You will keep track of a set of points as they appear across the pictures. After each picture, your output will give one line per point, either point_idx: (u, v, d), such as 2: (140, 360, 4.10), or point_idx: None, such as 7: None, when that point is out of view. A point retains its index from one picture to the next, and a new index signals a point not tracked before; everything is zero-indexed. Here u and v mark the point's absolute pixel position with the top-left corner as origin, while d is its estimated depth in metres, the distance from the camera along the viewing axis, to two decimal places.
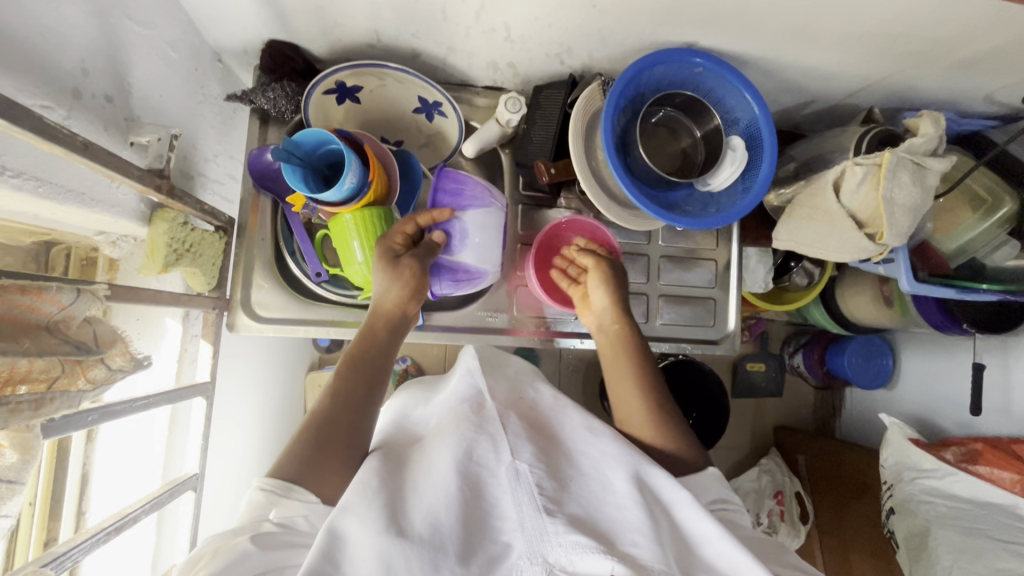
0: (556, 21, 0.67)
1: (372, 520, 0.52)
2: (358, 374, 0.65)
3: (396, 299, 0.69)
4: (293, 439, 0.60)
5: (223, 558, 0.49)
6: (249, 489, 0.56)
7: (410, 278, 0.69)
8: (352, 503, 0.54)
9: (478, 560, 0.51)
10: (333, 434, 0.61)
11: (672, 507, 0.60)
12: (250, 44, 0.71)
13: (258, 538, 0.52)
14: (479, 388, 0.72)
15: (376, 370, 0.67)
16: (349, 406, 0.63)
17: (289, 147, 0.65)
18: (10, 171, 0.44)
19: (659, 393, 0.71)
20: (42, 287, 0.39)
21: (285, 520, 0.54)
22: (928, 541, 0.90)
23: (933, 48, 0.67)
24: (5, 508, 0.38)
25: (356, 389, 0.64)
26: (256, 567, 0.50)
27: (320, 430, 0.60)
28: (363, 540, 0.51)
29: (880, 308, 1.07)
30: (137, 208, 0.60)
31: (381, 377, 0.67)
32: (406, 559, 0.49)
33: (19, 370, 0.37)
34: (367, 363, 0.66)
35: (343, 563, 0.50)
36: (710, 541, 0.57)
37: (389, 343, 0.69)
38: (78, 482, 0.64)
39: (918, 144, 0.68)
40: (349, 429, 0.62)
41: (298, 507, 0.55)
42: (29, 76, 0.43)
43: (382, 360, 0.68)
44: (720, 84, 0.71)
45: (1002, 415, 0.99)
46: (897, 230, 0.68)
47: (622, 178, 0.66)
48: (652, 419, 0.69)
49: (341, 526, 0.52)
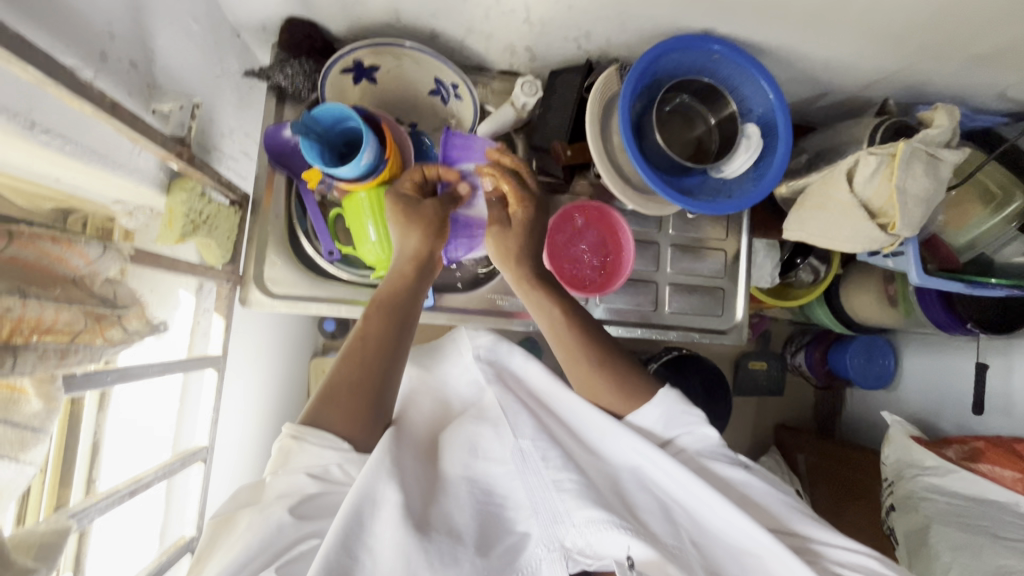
0: (575, 4, 0.67)
1: (389, 511, 0.52)
2: (388, 318, 0.63)
3: (417, 245, 0.68)
4: (321, 390, 0.59)
5: (260, 529, 0.51)
6: (280, 436, 0.56)
7: (427, 219, 0.69)
8: (369, 490, 0.53)
9: (495, 551, 0.54)
10: (365, 379, 0.59)
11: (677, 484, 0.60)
12: (270, 20, 0.71)
13: (297, 508, 0.53)
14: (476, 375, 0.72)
15: (407, 316, 0.65)
16: (380, 353, 0.61)
17: (308, 122, 0.66)
18: (39, 127, 0.44)
19: (596, 340, 0.68)
20: (72, 239, 0.40)
21: (317, 471, 0.55)
22: (928, 538, 0.90)
23: (949, 40, 0.68)
24: (28, 456, 0.38)
25: (387, 334, 0.62)
26: (281, 544, 0.51)
27: (354, 377, 0.59)
28: (383, 532, 0.51)
29: (884, 306, 1.08)
30: (155, 175, 0.60)
31: (412, 325, 0.65)
32: (428, 551, 0.51)
33: (47, 319, 0.37)
34: (397, 309, 0.64)
35: (360, 551, 0.50)
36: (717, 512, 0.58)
37: (421, 289, 0.67)
38: (89, 451, 0.59)
39: (934, 136, 0.69)
40: (377, 379, 0.60)
41: (332, 455, 0.55)
42: (60, 35, 0.44)
43: (415, 308, 0.66)
44: (737, 72, 0.71)
45: (1004, 414, 0.99)
46: (909, 221, 0.69)
47: (639, 163, 0.67)
48: (596, 375, 0.67)
49: (361, 508, 0.52)
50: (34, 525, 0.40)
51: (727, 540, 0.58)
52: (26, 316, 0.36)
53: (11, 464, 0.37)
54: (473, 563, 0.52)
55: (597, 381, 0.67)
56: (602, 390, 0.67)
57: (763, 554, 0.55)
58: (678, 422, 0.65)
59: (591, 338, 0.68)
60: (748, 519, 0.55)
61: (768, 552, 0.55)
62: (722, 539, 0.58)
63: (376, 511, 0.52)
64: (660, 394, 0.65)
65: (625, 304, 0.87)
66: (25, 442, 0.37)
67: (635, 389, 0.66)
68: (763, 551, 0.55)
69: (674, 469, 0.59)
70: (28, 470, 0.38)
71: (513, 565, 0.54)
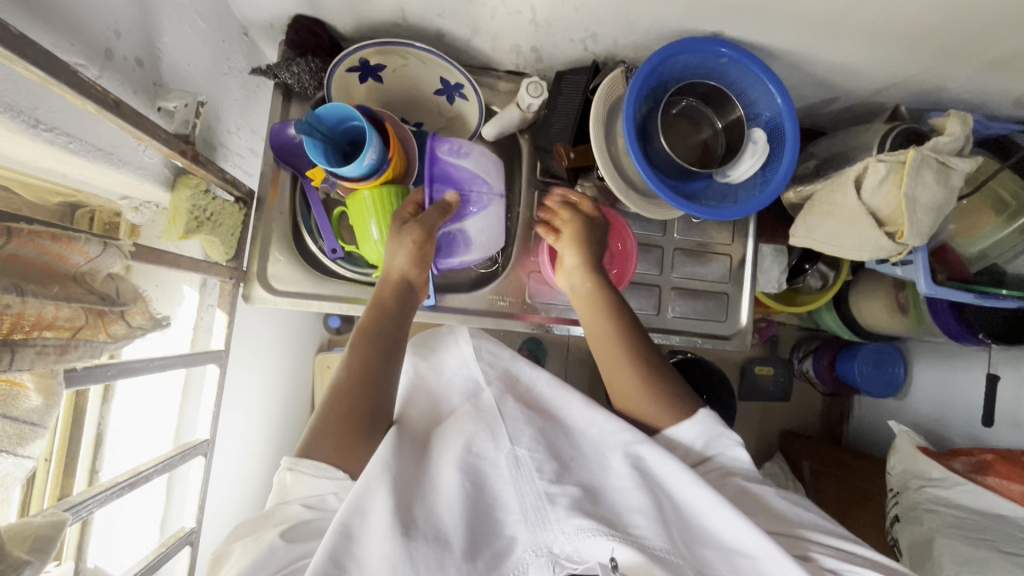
0: (581, 5, 0.67)
1: (379, 521, 0.53)
2: (374, 340, 0.66)
3: (403, 266, 0.70)
4: (318, 413, 0.61)
5: (253, 554, 0.51)
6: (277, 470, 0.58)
7: (413, 243, 0.69)
8: (359, 503, 0.53)
9: (483, 555, 0.53)
10: (358, 405, 0.62)
11: (669, 479, 0.60)
12: (277, 18, 0.71)
13: (288, 532, 0.53)
14: (477, 380, 0.73)
15: (393, 338, 0.67)
16: (371, 381, 0.63)
17: (312, 120, 0.67)
18: (43, 125, 0.45)
19: (641, 348, 0.71)
20: (71, 237, 0.40)
21: (313, 501, 0.56)
22: (933, 550, 0.88)
23: (964, 45, 0.66)
24: (26, 450, 0.39)
25: (373, 361, 0.65)
26: (282, 562, 0.51)
27: (349, 404, 0.61)
28: (373, 539, 0.52)
29: (894, 315, 1.06)
30: (161, 172, 0.61)
31: (398, 348, 0.67)
32: (412, 558, 0.50)
33: (46, 316, 0.38)
34: (380, 332, 0.67)
35: (349, 564, 0.50)
36: (707, 512, 0.58)
37: (405, 312, 0.70)
38: (92, 443, 0.65)
39: (945, 143, 0.67)
40: (372, 405, 0.63)
41: (327, 484, 0.57)
42: (64, 34, 0.44)
43: (400, 329, 0.68)
44: (744, 75, 0.71)
45: (1015, 427, 0.97)
46: (918, 229, 0.67)
47: (643, 166, 0.66)
48: (635, 385, 0.70)
49: (349, 523, 0.52)
50: (31, 517, 0.40)
51: (722, 540, 0.57)
52: (26, 312, 0.36)
53: (9, 457, 0.37)
54: (458, 567, 0.50)
55: (635, 387, 0.70)
56: (635, 398, 0.70)
57: (760, 556, 0.54)
58: (715, 441, 0.67)
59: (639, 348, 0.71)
60: (744, 521, 0.55)
61: (766, 554, 0.53)
62: (717, 541, 0.57)
63: (366, 522, 0.53)
64: (697, 415, 0.67)
65: None
66: (24, 436, 0.38)
67: (682, 403, 0.69)
68: (760, 554, 0.54)
69: (674, 467, 0.59)
70: (26, 463, 0.39)
71: (499, 568, 0.52)
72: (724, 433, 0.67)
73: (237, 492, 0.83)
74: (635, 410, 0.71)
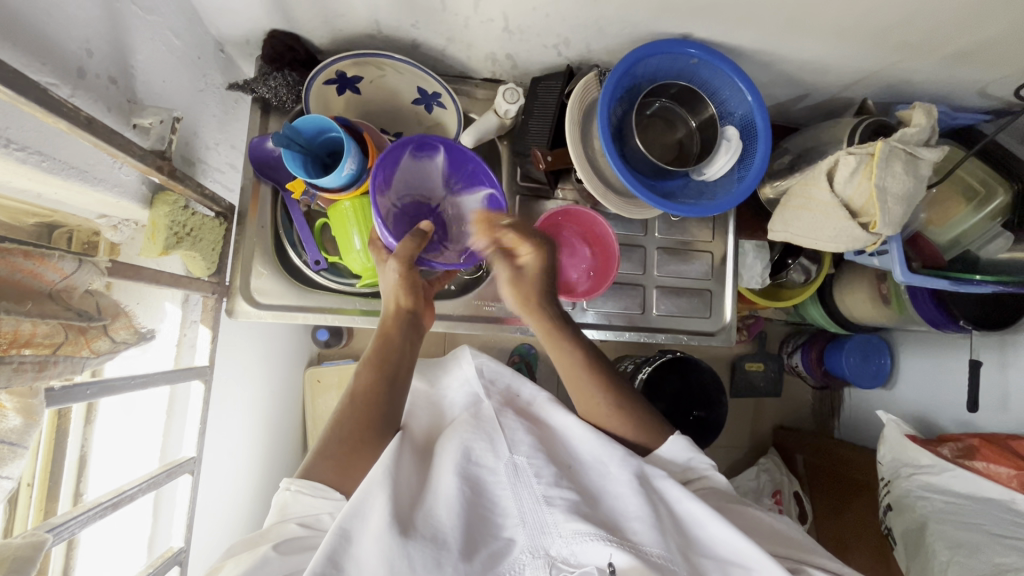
0: (554, 11, 0.68)
1: (376, 522, 0.52)
2: (381, 374, 0.65)
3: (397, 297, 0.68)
4: (315, 450, 0.61)
5: (248, 563, 0.51)
6: (278, 490, 0.58)
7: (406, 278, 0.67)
8: (359, 507, 0.54)
9: (479, 555, 0.53)
10: (365, 415, 0.63)
11: (665, 492, 0.62)
12: (252, 34, 0.72)
13: (281, 545, 0.53)
14: (478, 394, 0.73)
15: (397, 370, 0.66)
16: (375, 402, 0.64)
17: (290, 133, 0.66)
18: (15, 144, 0.44)
19: (612, 382, 0.72)
20: (45, 254, 0.40)
21: (309, 520, 0.56)
22: (926, 537, 0.89)
23: (924, 40, 0.68)
24: (6, 470, 0.39)
25: (378, 397, 0.64)
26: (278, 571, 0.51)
27: (356, 425, 0.62)
28: (369, 544, 0.51)
29: (877, 306, 1.07)
30: (138, 189, 0.61)
31: (400, 376, 0.66)
32: (409, 557, 0.50)
33: (23, 333, 0.38)
34: (387, 363, 0.66)
35: (346, 564, 0.50)
36: (706, 523, 0.59)
37: (410, 342, 0.69)
38: (76, 464, 0.65)
39: (912, 134, 0.69)
40: (377, 416, 0.63)
41: (324, 505, 0.57)
42: (34, 55, 0.44)
43: (405, 360, 0.68)
44: (715, 75, 0.72)
45: (999, 412, 0.99)
46: (890, 220, 0.69)
47: (618, 166, 0.67)
48: (601, 401, 0.71)
49: (349, 526, 0.52)
50: (11, 539, 0.41)
51: (717, 551, 0.58)
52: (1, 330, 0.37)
53: None
54: (455, 566, 0.50)
55: (597, 407, 0.71)
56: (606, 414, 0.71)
57: (754, 568, 0.56)
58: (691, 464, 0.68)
59: (611, 379, 0.72)
60: (740, 534, 0.56)
61: (763, 568, 0.55)
62: (714, 552, 0.58)
63: (364, 524, 0.53)
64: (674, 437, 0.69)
65: (612, 308, 0.87)
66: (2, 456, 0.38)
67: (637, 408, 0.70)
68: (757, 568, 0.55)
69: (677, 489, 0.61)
70: (5, 484, 0.39)
71: (497, 569, 0.52)
72: (697, 454, 0.68)
73: (228, 510, 0.83)
74: (594, 412, 0.72)
